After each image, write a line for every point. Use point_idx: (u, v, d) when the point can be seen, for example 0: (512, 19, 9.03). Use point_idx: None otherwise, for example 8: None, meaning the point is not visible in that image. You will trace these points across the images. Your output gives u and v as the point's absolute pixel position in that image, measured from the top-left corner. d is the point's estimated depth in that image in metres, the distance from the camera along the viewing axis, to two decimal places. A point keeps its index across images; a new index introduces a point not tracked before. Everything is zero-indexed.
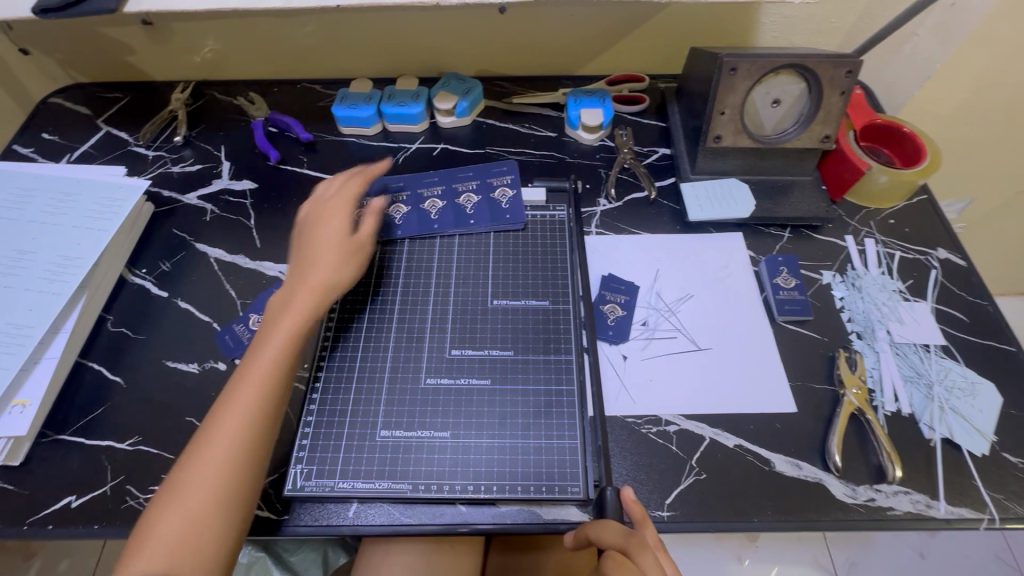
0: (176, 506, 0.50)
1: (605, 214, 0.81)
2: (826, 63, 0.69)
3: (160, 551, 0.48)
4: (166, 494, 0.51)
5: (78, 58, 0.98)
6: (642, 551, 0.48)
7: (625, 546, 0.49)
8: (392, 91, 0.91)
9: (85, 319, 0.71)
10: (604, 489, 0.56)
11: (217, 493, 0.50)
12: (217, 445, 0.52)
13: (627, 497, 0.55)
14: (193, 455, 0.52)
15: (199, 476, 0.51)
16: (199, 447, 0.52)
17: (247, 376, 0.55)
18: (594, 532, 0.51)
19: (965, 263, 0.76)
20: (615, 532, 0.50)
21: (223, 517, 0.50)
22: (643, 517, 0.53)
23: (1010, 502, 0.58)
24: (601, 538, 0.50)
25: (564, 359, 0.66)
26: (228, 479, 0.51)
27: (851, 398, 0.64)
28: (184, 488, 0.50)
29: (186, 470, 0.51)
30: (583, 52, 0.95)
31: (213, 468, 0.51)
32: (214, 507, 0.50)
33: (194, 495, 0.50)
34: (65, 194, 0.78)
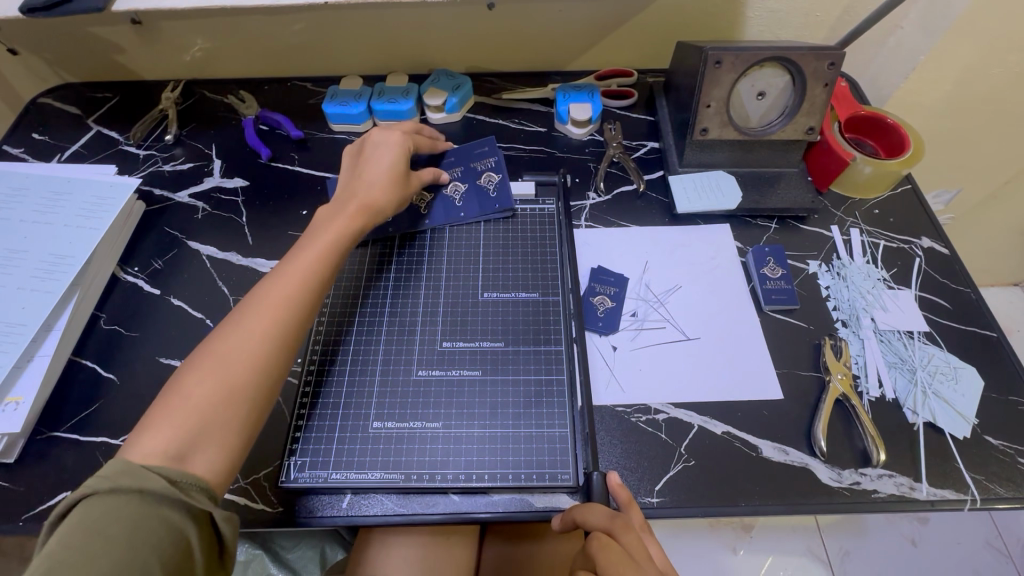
0: (189, 396, 0.49)
1: (594, 208, 0.82)
2: (809, 56, 0.70)
3: (167, 432, 0.47)
4: (180, 383, 0.50)
5: (67, 58, 0.98)
6: (626, 531, 0.50)
7: (610, 526, 0.50)
8: (382, 88, 0.92)
9: (78, 317, 0.71)
10: (592, 472, 0.58)
11: (232, 395, 0.50)
12: (240, 346, 0.52)
13: (614, 482, 0.57)
14: (209, 358, 0.51)
15: (218, 373, 0.50)
16: (221, 346, 0.52)
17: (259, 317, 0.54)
18: (580, 514, 0.53)
19: (948, 251, 0.77)
20: (600, 513, 0.52)
21: (235, 419, 0.50)
22: (628, 500, 0.55)
23: (991, 483, 0.60)
24: (587, 519, 0.52)
25: (554, 350, 0.67)
26: (246, 384, 0.51)
27: (836, 384, 0.65)
28: (199, 380, 0.50)
29: (203, 367, 0.51)
30: (572, 47, 0.96)
31: (233, 368, 0.51)
32: (227, 404, 0.50)
33: (212, 388, 0.49)
34: (56, 193, 0.78)
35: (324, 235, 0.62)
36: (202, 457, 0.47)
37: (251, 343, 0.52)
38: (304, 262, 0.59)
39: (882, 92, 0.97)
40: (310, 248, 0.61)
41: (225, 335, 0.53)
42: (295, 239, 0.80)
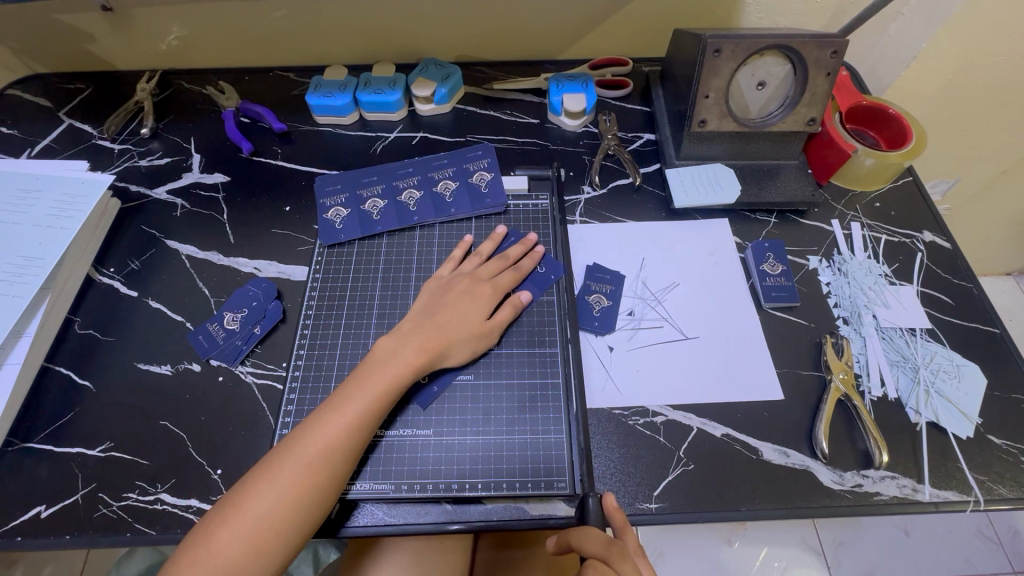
0: (237, 516, 0.49)
1: (589, 202, 0.80)
2: (811, 44, 0.68)
3: (208, 557, 0.47)
4: (236, 496, 0.50)
5: (34, 47, 0.93)
6: (623, 560, 0.47)
7: (607, 554, 0.48)
8: (369, 78, 0.88)
9: (50, 321, 0.68)
10: (588, 497, 0.55)
11: (273, 531, 0.49)
12: (288, 469, 0.50)
13: (610, 505, 0.54)
14: (279, 460, 0.51)
15: (264, 505, 0.49)
16: (275, 468, 0.51)
17: (325, 430, 0.53)
18: (577, 539, 0.51)
19: (951, 245, 0.75)
20: (597, 541, 0.49)
21: (268, 555, 0.48)
22: (623, 524, 0.52)
23: (995, 484, 0.59)
24: (583, 546, 0.50)
25: (549, 351, 0.65)
26: (290, 521, 0.49)
27: (838, 384, 0.63)
28: (251, 500, 0.49)
29: (255, 489, 0.50)
30: (565, 35, 0.92)
31: (279, 503, 0.49)
32: (266, 540, 0.48)
33: (258, 518, 0.49)
34: (25, 191, 0.74)
35: (402, 359, 0.58)
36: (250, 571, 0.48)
37: (297, 480, 0.50)
38: (371, 389, 0.55)
39: (882, 81, 0.95)
40: (379, 371, 0.57)
41: (282, 456, 0.51)
42: (279, 238, 0.76)
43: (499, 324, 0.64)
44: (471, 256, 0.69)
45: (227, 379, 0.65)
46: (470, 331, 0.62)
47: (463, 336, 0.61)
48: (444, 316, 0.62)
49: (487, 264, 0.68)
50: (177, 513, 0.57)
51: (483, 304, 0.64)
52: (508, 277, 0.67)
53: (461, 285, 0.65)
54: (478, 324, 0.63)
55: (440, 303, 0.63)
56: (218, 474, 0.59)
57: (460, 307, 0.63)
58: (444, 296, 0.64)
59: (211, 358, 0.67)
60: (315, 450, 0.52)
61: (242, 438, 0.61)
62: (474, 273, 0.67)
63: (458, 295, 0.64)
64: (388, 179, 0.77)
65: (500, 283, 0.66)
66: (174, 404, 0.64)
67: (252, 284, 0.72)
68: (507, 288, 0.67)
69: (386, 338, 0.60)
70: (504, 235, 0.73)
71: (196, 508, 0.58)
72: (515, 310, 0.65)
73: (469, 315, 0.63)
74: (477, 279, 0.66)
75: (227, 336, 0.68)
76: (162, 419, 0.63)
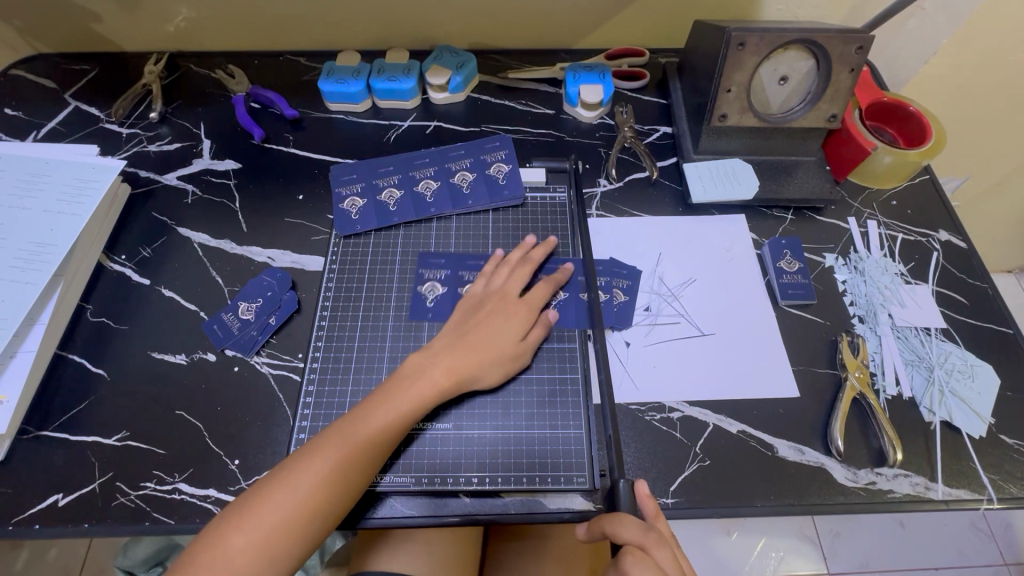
0: (253, 518, 0.49)
1: (605, 196, 0.79)
2: (836, 39, 0.67)
3: (221, 557, 0.47)
4: (253, 497, 0.50)
5: (37, 26, 0.90)
6: (660, 547, 0.49)
7: (644, 540, 0.49)
8: (382, 65, 0.87)
9: (63, 308, 0.67)
10: (617, 481, 0.55)
11: (286, 536, 0.49)
12: (308, 477, 0.51)
13: (641, 491, 0.54)
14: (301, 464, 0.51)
15: (281, 510, 0.49)
16: (294, 475, 0.51)
17: (348, 440, 0.53)
18: (610, 526, 0.50)
19: (967, 245, 0.75)
20: (632, 529, 0.49)
21: (279, 558, 0.49)
22: (655, 512, 0.53)
23: (1006, 483, 0.59)
24: (618, 533, 0.50)
25: (568, 346, 0.65)
26: (304, 528, 0.50)
27: (854, 382, 0.64)
28: (268, 503, 0.49)
29: (273, 493, 0.50)
30: (582, 24, 0.91)
31: (296, 509, 0.49)
32: (282, 541, 0.49)
33: (276, 519, 0.49)
34: (34, 175, 0.73)
35: (431, 378, 0.58)
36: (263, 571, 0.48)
37: (315, 489, 0.50)
38: (398, 407, 0.55)
39: (899, 77, 0.94)
40: (406, 390, 0.56)
41: (302, 463, 0.51)
42: (293, 227, 0.76)
43: (529, 347, 0.63)
44: (502, 266, 0.67)
45: (243, 370, 0.65)
46: (503, 352, 0.61)
47: (493, 360, 0.60)
48: (475, 336, 0.61)
49: (522, 279, 0.67)
50: (195, 502, 0.58)
51: (518, 324, 0.63)
52: (542, 293, 0.66)
53: (495, 302, 0.64)
54: (510, 348, 0.61)
55: (472, 321, 0.63)
56: (236, 464, 0.60)
57: (494, 327, 0.62)
58: (479, 317, 0.63)
59: (226, 348, 0.66)
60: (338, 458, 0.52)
61: (259, 429, 0.61)
62: (508, 288, 0.65)
63: (495, 317, 0.63)
64: (403, 169, 0.77)
65: (535, 302, 0.65)
66: (190, 394, 0.64)
67: (266, 273, 0.71)
68: (540, 305, 0.65)
69: (417, 355, 0.60)
70: (539, 246, 0.70)
71: (214, 498, 0.58)
72: (547, 329, 0.64)
73: (501, 337, 0.61)
74: (511, 296, 0.65)
75: (242, 326, 0.67)
76: (178, 408, 0.63)
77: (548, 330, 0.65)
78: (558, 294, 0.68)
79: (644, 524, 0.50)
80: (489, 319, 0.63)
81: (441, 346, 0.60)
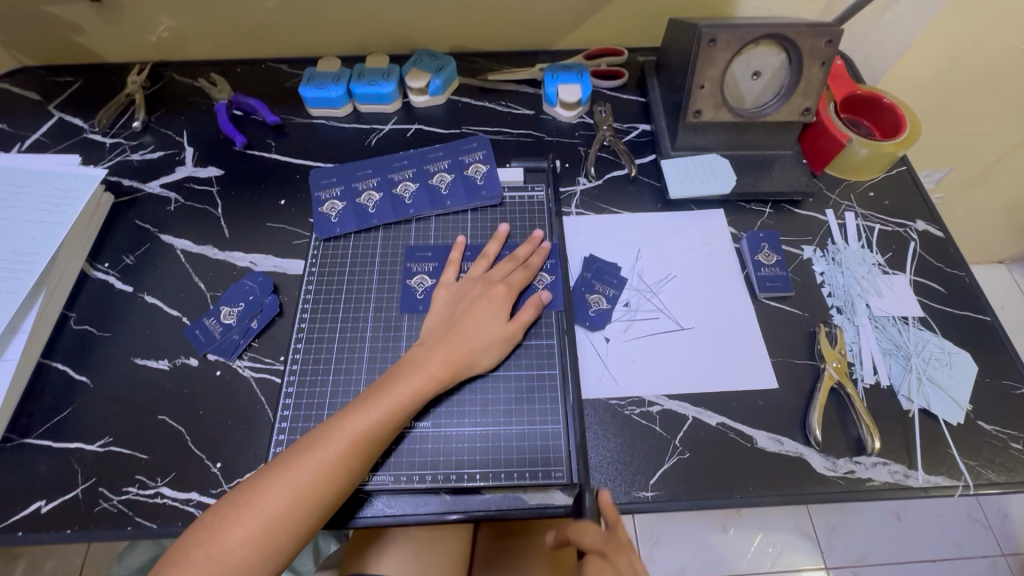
0: (250, 511, 0.49)
1: (585, 194, 0.80)
2: (806, 33, 0.68)
3: (218, 551, 0.47)
4: (249, 490, 0.50)
5: (19, 39, 0.91)
6: (619, 557, 0.51)
7: (604, 549, 0.51)
8: (362, 70, 0.88)
9: (46, 317, 0.68)
10: (583, 493, 0.57)
11: (284, 527, 0.49)
12: (304, 469, 0.51)
13: (605, 501, 0.55)
14: (297, 457, 0.51)
15: (277, 502, 0.49)
16: (289, 466, 0.51)
17: (344, 432, 0.53)
18: (575, 533, 0.52)
19: (943, 234, 0.76)
20: (594, 538, 0.51)
21: (277, 550, 0.49)
22: (616, 518, 0.54)
23: (984, 469, 0.60)
24: (580, 542, 0.51)
25: (545, 343, 0.65)
26: (302, 520, 0.50)
27: (832, 372, 0.64)
28: (265, 496, 0.49)
29: (269, 485, 0.50)
30: (559, 25, 0.91)
31: (295, 501, 0.49)
32: (278, 533, 0.49)
33: (271, 511, 0.49)
34: (17, 186, 0.74)
35: (427, 371, 0.58)
36: (260, 563, 0.48)
37: (315, 480, 0.50)
38: (394, 398, 0.56)
39: (877, 70, 0.95)
40: (402, 381, 0.57)
41: (298, 456, 0.51)
42: (274, 231, 0.76)
43: (518, 327, 0.64)
44: (481, 259, 0.69)
45: (225, 373, 0.66)
46: (491, 338, 0.62)
47: (485, 344, 0.61)
48: (465, 325, 0.62)
49: (498, 267, 0.68)
50: (178, 506, 0.58)
51: (502, 308, 0.64)
52: (520, 276, 0.67)
53: (476, 290, 0.65)
54: (499, 330, 0.63)
55: (459, 311, 0.63)
56: (217, 467, 0.60)
57: (481, 314, 0.63)
58: (467, 306, 0.64)
59: (208, 353, 0.67)
60: (335, 450, 0.52)
61: (242, 432, 0.62)
62: (487, 276, 0.67)
63: (481, 303, 0.64)
64: (382, 172, 0.77)
65: (514, 284, 0.66)
66: (172, 398, 0.64)
67: (248, 278, 0.71)
68: (520, 287, 0.66)
69: (412, 349, 0.61)
70: (506, 237, 0.72)
71: (197, 501, 0.58)
72: (537, 310, 0.65)
73: (490, 322, 0.63)
74: (490, 283, 0.66)
75: (224, 330, 0.68)
76: (161, 413, 0.63)
77: (540, 309, 0.66)
78: (542, 277, 0.69)
79: (605, 535, 0.52)
80: (478, 309, 0.63)
81: (438, 338, 0.61)
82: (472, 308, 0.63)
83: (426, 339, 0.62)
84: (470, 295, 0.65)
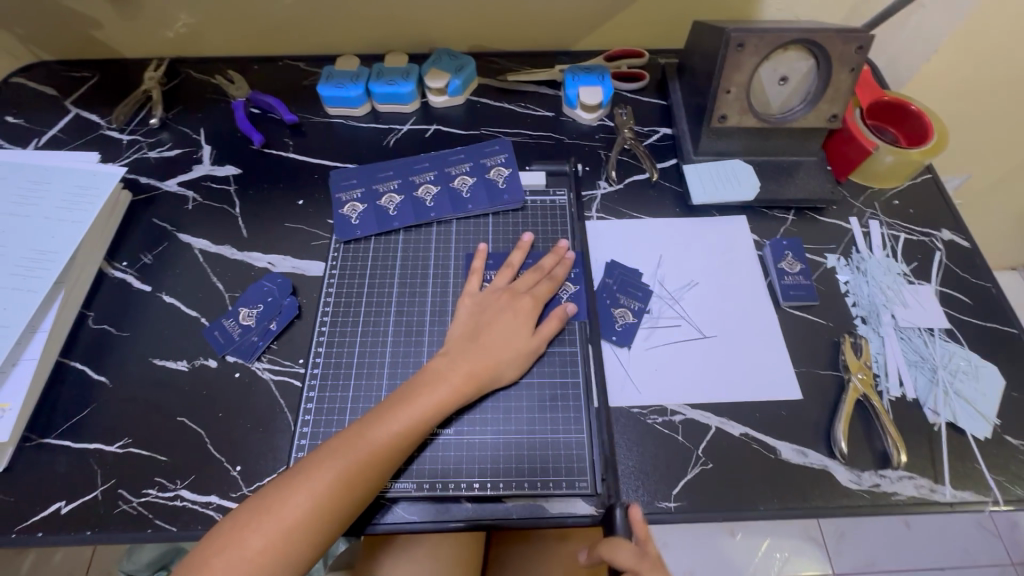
0: (270, 519, 0.48)
1: (605, 198, 0.79)
2: (835, 39, 0.67)
3: (237, 559, 0.47)
4: (269, 497, 0.49)
5: (34, 33, 0.90)
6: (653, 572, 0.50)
7: (639, 568, 0.50)
8: (381, 69, 0.87)
9: (64, 316, 0.67)
10: (615, 508, 0.55)
11: (302, 538, 0.49)
12: (324, 479, 0.50)
13: (636, 517, 0.54)
14: (315, 470, 0.51)
15: (298, 512, 0.49)
16: (310, 476, 0.50)
17: (364, 446, 0.52)
18: (608, 551, 0.52)
19: (969, 244, 0.75)
20: (628, 556, 0.51)
21: (295, 558, 0.48)
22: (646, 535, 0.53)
23: (1011, 484, 0.59)
24: (614, 559, 0.51)
25: (569, 350, 0.65)
26: (321, 529, 0.49)
27: (857, 384, 0.63)
28: (286, 505, 0.49)
29: (289, 494, 0.49)
30: (580, 26, 0.90)
31: (314, 511, 0.49)
32: (296, 545, 0.48)
33: (292, 521, 0.48)
34: (35, 183, 0.73)
35: (449, 383, 0.57)
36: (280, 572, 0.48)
37: (336, 490, 0.50)
38: (416, 410, 0.55)
39: (900, 76, 0.93)
40: (424, 394, 0.56)
41: (320, 465, 0.51)
42: (293, 232, 0.76)
43: (541, 339, 0.63)
44: (504, 269, 0.68)
45: (244, 376, 0.65)
46: (515, 351, 0.61)
47: (510, 358, 0.61)
48: (488, 337, 0.61)
49: (523, 277, 0.67)
50: (198, 509, 0.58)
51: (525, 321, 0.63)
52: (546, 289, 0.66)
53: (504, 302, 0.64)
54: (523, 343, 0.62)
55: (482, 322, 0.63)
56: (237, 470, 0.59)
57: (505, 326, 0.62)
58: (488, 318, 0.63)
59: (227, 354, 0.66)
60: (356, 462, 0.51)
61: (261, 436, 0.61)
62: (512, 286, 0.66)
63: (507, 318, 0.63)
64: (402, 174, 0.77)
65: (539, 295, 0.65)
66: (191, 400, 0.64)
67: (266, 279, 0.71)
68: (545, 299, 0.66)
69: (433, 360, 0.60)
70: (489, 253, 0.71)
71: (216, 504, 0.58)
72: (561, 322, 0.64)
73: (512, 334, 0.62)
74: (516, 293, 0.65)
75: (243, 332, 0.67)
76: (180, 415, 0.63)
77: (563, 323, 0.65)
78: (565, 286, 0.69)
79: (639, 553, 0.51)
80: (502, 321, 0.62)
81: (462, 350, 0.60)
82: (499, 319, 0.63)
83: (449, 351, 0.60)
84: (491, 304, 0.64)
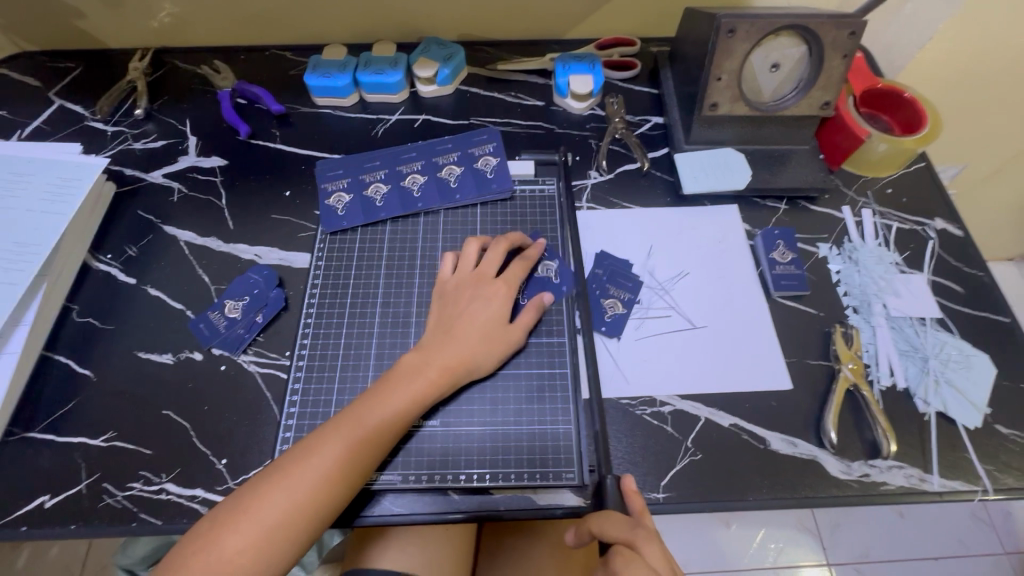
0: (248, 519, 0.48)
1: (596, 188, 0.78)
2: (828, 24, 0.66)
3: (217, 560, 0.46)
4: (248, 496, 0.49)
5: (16, 23, 0.88)
6: (647, 540, 0.49)
7: (632, 537, 0.49)
8: (369, 58, 0.86)
9: (47, 309, 0.67)
10: (605, 477, 0.57)
11: (283, 536, 0.48)
12: (302, 476, 0.50)
13: (627, 486, 0.54)
14: (293, 469, 0.50)
15: (277, 511, 0.48)
16: (288, 474, 0.50)
17: (340, 442, 0.52)
18: (598, 524, 0.51)
19: (963, 233, 0.74)
20: (618, 526, 0.50)
21: (277, 557, 0.48)
22: (641, 508, 0.53)
23: (1001, 474, 0.59)
24: (604, 530, 0.50)
25: (557, 341, 0.65)
26: (302, 527, 0.49)
27: (847, 374, 0.63)
28: (264, 504, 0.48)
29: (267, 494, 0.49)
30: (571, 14, 0.89)
31: (294, 509, 0.49)
32: (277, 544, 0.48)
33: (271, 521, 0.48)
34: (17, 175, 0.72)
35: (425, 376, 0.57)
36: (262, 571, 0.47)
37: (315, 487, 0.50)
38: (392, 403, 0.55)
39: (895, 64, 0.92)
40: (400, 388, 0.56)
41: (298, 463, 0.50)
42: (279, 224, 0.75)
43: (523, 330, 0.62)
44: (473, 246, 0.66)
45: (230, 369, 0.64)
46: (492, 341, 0.60)
47: (488, 350, 0.60)
48: (462, 327, 0.60)
49: (490, 256, 0.65)
50: (183, 502, 0.57)
51: (498, 306, 0.62)
52: (517, 272, 0.65)
53: (473, 288, 0.63)
54: (503, 334, 0.61)
55: (456, 313, 0.61)
56: (223, 464, 0.59)
57: (479, 315, 0.61)
58: (463, 310, 0.62)
59: (212, 347, 0.66)
60: (333, 460, 0.51)
61: (247, 430, 0.61)
62: (478, 270, 0.64)
63: (480, 307, 0.62)
64: (390, 164, 0.76)
65: (511, 280, 0.64)
66: (176, 393, 0.63)
67: (252, 271, 0.70)
68: (518, 282, 0.65)
69: (408, 353, 0.59)
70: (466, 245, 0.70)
71: (202, 498, 0.57)
72: (538, 312, 0.64)
73: (488, 322, 0.61)
74: (485, 277, 0.64)
75: (229, 325, 0.66)
76: (166, 408, 0.62)
77: (541, 312, 0.64)
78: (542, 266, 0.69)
79: (630, 522, 0.51)
80: (474, 309, 0.61)
81: (439, 342, 0.59)
82: (472, 309, 0.62)
83: (426, 344, 0.60)
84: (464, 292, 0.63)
